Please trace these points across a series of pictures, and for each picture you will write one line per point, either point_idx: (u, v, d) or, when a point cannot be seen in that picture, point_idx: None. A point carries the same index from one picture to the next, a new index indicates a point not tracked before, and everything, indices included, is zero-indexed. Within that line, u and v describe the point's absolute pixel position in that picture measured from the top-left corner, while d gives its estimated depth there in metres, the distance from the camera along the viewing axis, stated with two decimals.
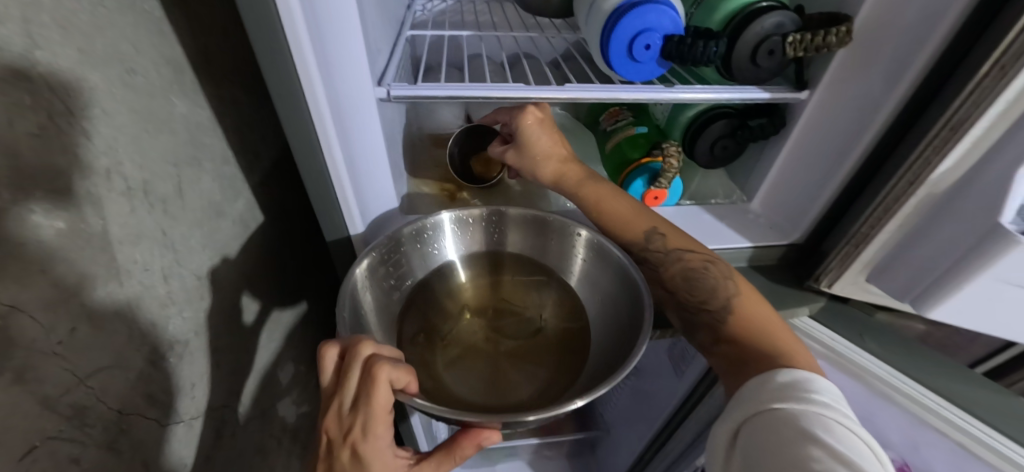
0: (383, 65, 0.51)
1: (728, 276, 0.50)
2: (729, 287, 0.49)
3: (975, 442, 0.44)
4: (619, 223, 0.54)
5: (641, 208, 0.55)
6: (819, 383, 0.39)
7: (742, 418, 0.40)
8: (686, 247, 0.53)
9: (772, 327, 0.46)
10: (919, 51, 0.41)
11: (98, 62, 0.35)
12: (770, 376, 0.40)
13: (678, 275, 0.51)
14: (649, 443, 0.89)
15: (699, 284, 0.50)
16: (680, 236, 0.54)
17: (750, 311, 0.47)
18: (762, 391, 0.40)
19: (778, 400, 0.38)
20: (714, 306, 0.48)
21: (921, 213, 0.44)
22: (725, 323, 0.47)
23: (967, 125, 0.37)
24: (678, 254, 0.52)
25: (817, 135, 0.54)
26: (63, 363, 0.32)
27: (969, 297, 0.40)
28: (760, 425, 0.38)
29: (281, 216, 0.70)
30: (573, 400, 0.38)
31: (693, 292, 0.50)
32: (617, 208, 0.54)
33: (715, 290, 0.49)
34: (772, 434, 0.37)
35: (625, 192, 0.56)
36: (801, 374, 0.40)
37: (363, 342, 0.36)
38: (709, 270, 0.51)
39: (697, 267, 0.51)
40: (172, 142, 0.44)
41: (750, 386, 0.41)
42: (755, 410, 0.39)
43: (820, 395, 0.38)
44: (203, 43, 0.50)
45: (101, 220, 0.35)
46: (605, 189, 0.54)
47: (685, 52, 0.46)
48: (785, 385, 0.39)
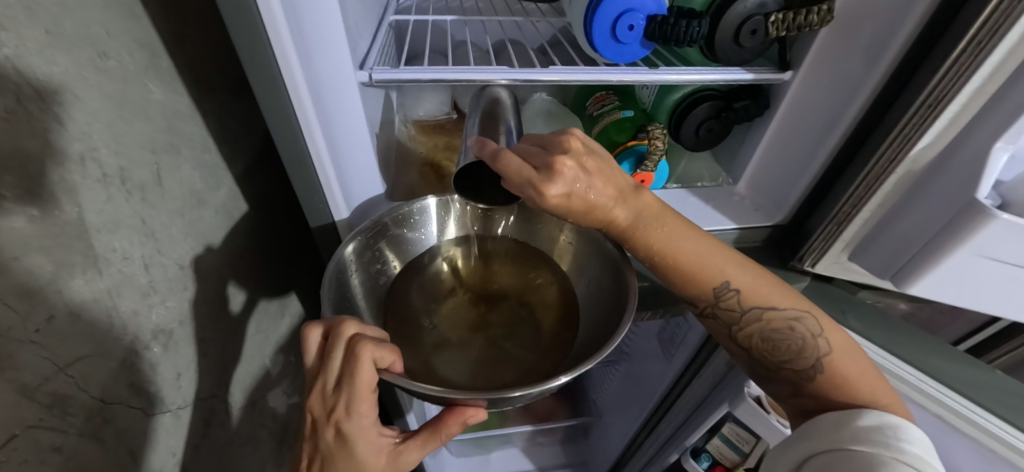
0: (364, 49, 0.51)
1: (819, 332, 0.48)
2: (820, 345, 0.48)
3: (951, 414, 0.45)
4: (691, 279, 0.50)
5: (713, 259, 0.49)
6: (911, 433, 0.41)
7: (820, 448, 0.43)
8: (767, 302, 0.50)
9: (864, 383, 0.46)
10: (900, 29, 0.41)
11: (68, 45, 0.34)
12: (858, 417, 0.43)
13: (757, 333, 0.50)
14: (640, 426, 0.91)
15: (783, 342, 0.49)
16: (757, 289, 0.50)
17: (842, 371, 0.47)
18: (845, 428, 0.43)
19: (861, 442, 0.41)
20: (800, 366, 0.48)
21: (901, 191, 0.44)
22: (811, 382, 0.48)
23: (946, 101, 0.37)
24: (757, 312, 0.49)
25: (799, 116, 0.54)
26: (41, 351, 0.31)
27: (947, 272, 0.41)
28: (835, 459, 0.41)
29: (265, 206, 0.69)
30: (558, 376, 0.38)
31: (775, 351, 0.49)
32: (686, 264, 0.49)
33: (801, 348, 0.48)
34: (844, 466, 0.40)
35: (695, 239, 0.50)
36: (892, 424, 0.41)
37: (347, 322, 0.36)
38: (795, 328, 0.49)
39: (781, 326, 0.49)
40: (149, 129, 0.43)
41: (830, 422, 0.44)
42: (836, 443, 0.42)
43: (910, 445, 0.39)
44: (179, 27, 0.49)
45: (77, 207, 0.34)
46: (675, 250, 0.48)
47: (668, 32, 0.46)
48: (870, 427, 0.42)
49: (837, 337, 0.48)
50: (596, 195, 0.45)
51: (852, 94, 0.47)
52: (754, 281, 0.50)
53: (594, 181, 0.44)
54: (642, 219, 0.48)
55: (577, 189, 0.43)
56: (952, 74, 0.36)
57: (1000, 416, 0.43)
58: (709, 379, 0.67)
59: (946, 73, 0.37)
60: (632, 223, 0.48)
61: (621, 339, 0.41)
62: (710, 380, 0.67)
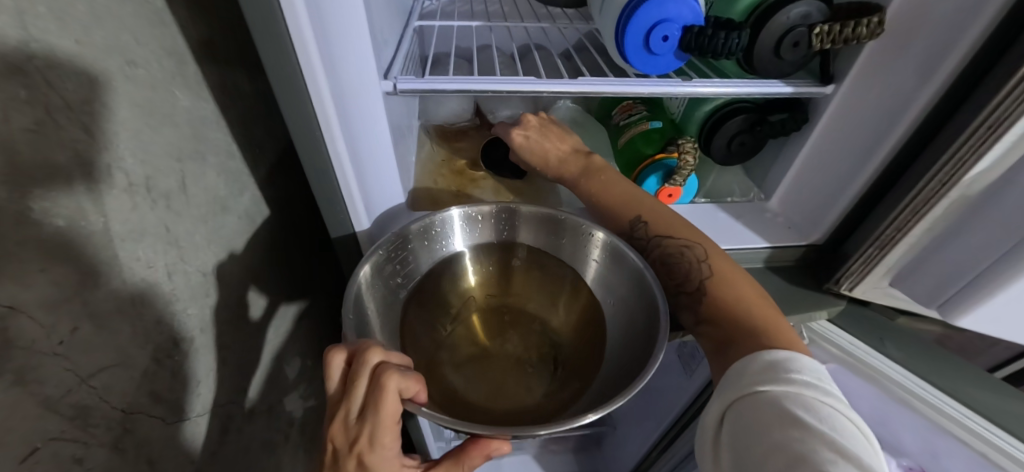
0: (390, 58, 0.50)
1: (705, 258, 0.50)
2: (703, 270, 0.49)
3: (1000, 454, 0.43)
4: (605, 209, 0.55)
5: (631, 193, 0.55)
6: (802, 361, 0.39)
7: (730, 400, 0.40)
8: (667, 231, 0.53)
9: (750, 306, 0.46)
10: (957, 44, 0.38)
11: (97, 55, 0.34)
12: (752, 357, 0.40)
13: (657, 259, 0.52)
14: (656, 441, 0.88)
15: (676, 266, 0.51)
16: (664, 219, 0.53)
17: (725, 292, 0.47)
18: (745, 372, 0.40)
19: (764, 383, 0.38)
20: (689, 289, 0.50)
21: (953, 215, 0.41)
22: (703, 305, 0.48)
23: (1007, 124, 0.34)
24: (657, 240, 0.53)
25: (842, 131, 0.51)
26: (65, 364, 0.31)
27: (1008, 301, 0.39)
28: (748, 408, 0.38)
29: (287, 210, 0.69)
30: (586, 414, 0.37)
31: (670, 275, 0.51)
32: (610, 194, 0.55)
33: (690, 272, 0.50)
34: (760, 414, 0.36)
35: (621, 177, 0.57)
36: (786, 353, 0.40)
37: (372, 348, 0.36)
38: (685, 254, 0.51)
39: (673, 252, 0.51)
40: (175, 136, 0.43)
41: (734, 370, 0.41)
42: (742, 392, 0.39)
43: (803, 374, 0.38)
44: (206, 33, 0.49)
45: (102, 218, 0.34)
46: (600, 178, 0.56)
47: (705, 43, 0.44)
48: (769, 365, 0.39)
49: (727, 266, 0.50)
50: (548, 147, 0.59)
51: (900, 111, 0.44)
52: (665, 215, 0.53)
53: (545, 136, 0.59)
54: (588, 172, 0.57)
55: (534, 136, 0.59)
56: (1017, 95, 0.33)
57: None
58: None
59: (1008, 95, 0.34)
60: (576, 172, 0.58)
61: (656, 368, 0.40)
62: None
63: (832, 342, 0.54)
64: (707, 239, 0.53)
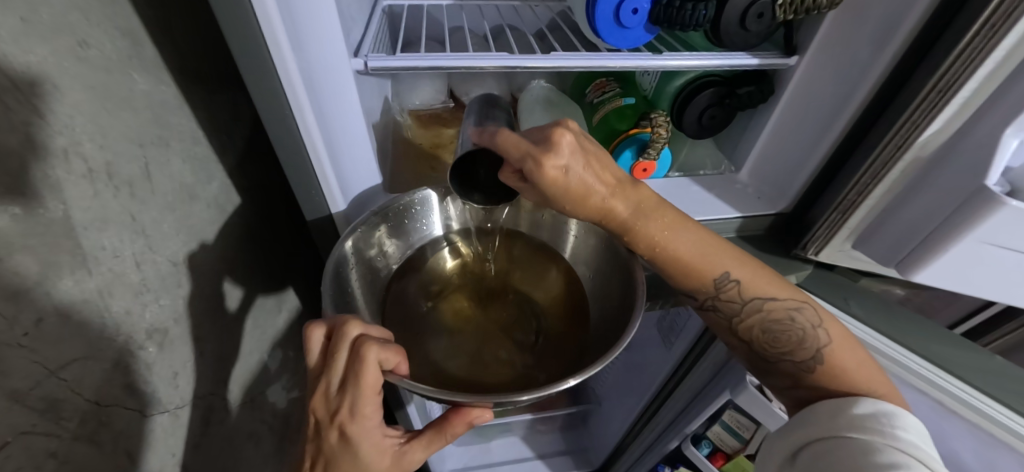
0: (359, 36, 0.49)
1: (818, 323, 0.48)
2: (820, 336, 0.48)
3: (952, 399, 0.45)
4: (691, 272, 0.49)
5: (711, 249, 0.49)
6: (907, 421, 0.42)
7: (815, 437, 0.44)
8: (767, 294, 0.50)
9: (862, 372, 0.46)
10: (908, 12, 0.40)
11: (45, 33, 0.32)
12: (851, 404, 0.44)
13: (758, 325, 0.50)
14: (640, 413, 0.91)
15: (783, 334, 0.49)
16: (757, 280, 0.50)
17: (841, 364, 0.47)
18: (839, 415, 0.44)
19: (858, 431, 0.42)
20: (799, 357, 0.49)
21: (909, 177, 0.44)
22: (811, 375, 0.48)
23: (956, 87, 0.37)
24: (758, 304, 0.50)
25: (805, 102, 0.53)
26: (31, 356, 0.30)
27: (954, 260, 0.41)
28: (833, 446, 0.42)
29: (259, 199, 0.67)
30: (564, 379, 0.37)
31: (775, 342, 0.49)
32: (687, 251, 0.48)
33: (801, 340, 0.48)
34: (842, 454, 0.41)
35: (693, 225, 0.49)
36: (888, 412, 0.42)
37: (351, 322, 0.35)
38: (795, 318, 0.49)
39: (782, 318, 0.49)
40: (135, 121, 0.42)
41: (824, 410, 0.45)
42: (831, 432, 0.43)
43: (904, 432, 0.41)
44: (162, 13, 0.47)
45: (62, 205, 0.33)
46: (674, 235, 0.48)
47: (673, 15, 0.44)
48: (866, 416, 0.42)
49: (837, 330, 0.48)
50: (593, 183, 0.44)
51: (857, 79, 0.46)
52: (757, 275, 0.50)
53: (587, 168, 0.43)
54: (642, 212, 0.46)
55: (574, 173, 0.42)
56: (963, 60, 0.36)
57: (1007, 405, 0.43)
58: (707, 368, 0.67)
59: (956, 59, 0.36)
60: (630, 213, 0.46)
61: (632, 335, 0.41)
62: (712, 366, 0.66)
63: None
64: (805, 294, 0.51)
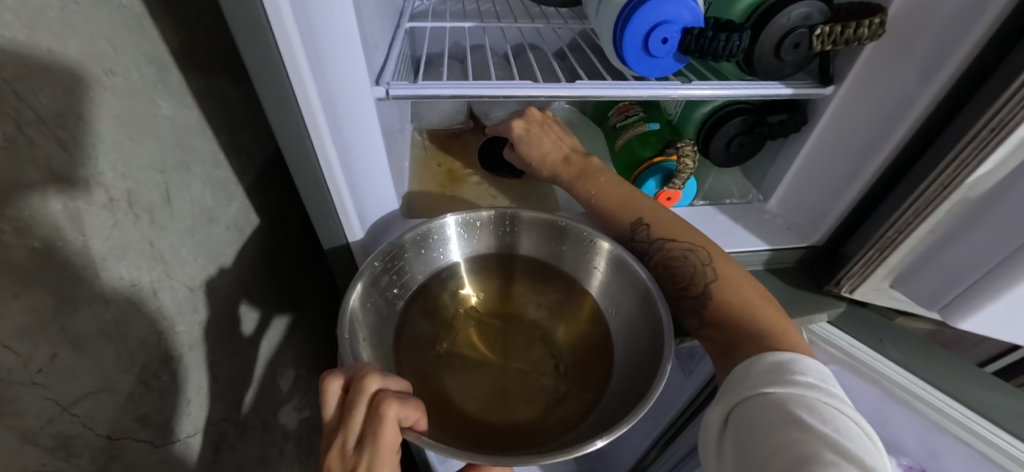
0: (381, 61, 0.49)
1: (708, 261, 0.49)
2: (707, 273, 0.49)
3: (997, 453, 0.43)
4: (603, 211, 0.55)
5: (629, 193, 0.55)
6: (806, 364, 0.39)
7: (731, 404, 0.40)
8: (668, 234, 0.52)
9: (754, 306, 0.46)
10: (959, 45, 0.37)
11: (71, 64, 0.32)
12: (758, 359, 0.40)
13: (660, 261, 0.52)
14: (655, 442, 0.88)
15: (677, 270, 0.50)
16: (664, 221, 0.53)
17: (728, 297, 0.47)
18: (748, 374, 0.40)
19: (768, 384, 0.38)
20: (693, 293, 0.49)
21: (955, 218, 0.41)
22: (706, 309, 0.48)
23: (1011, 126, 0.34)
24: (659, 243, 0.52)
25: (840, 133, 0.51)
26: (45, 393, 0.29)
27: (1008, 302, 0.39)
28: (752, 409, 0.37)
29: (277, 218, 0.67)
30: (592, 441, 0.36)
31: (674, 279, 0.51)
32: (604, 195, 0.55)
33: (693, 276, 0.50)
34: (761, 418, 0.36)
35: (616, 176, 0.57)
36: (789, 356, 0.40)
37: (369, 376, 0.34)
38: (689, 257, 0.50)
39: (676, 255, 0.51)
40: (158, 147, 0.42)
41: (736, 372, 0.41)
42: (744, 394, 0.39)
43: (805, 376, 0.38)
44: (188, 37, 0.47)
45: (82, 237, 0.32)
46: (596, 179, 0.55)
47: (705, 46, 0.43)
48: (772, 368, 0.39)
49: (728, 267, 0.49)
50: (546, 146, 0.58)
51: (900, 112, 0.44)
52: (664, 216, 0.53)
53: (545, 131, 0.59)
54: (586, 174, 0.56)
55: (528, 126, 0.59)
56: (1019, 99, 0.33)
57: None
58: None
59: (1011, 97, 0.34)
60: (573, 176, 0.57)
61: (663, 384, 0.40)
62: None
63: (835, 345, 0.54)
64: (709, 240, 0.52)
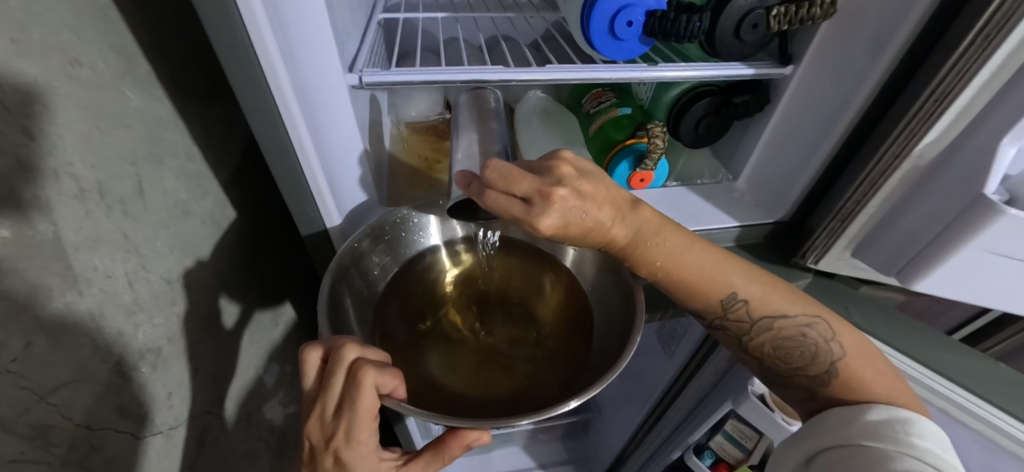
0: (354, 51, 0.49)
1: (830, 336, 0.47)
2: (832, 349, 0.47)
3: (955, 408, 0.45)
4: (694, 292, 0.48)
5: (716, 268, 0.48)
6: (923, 426, 0.41)
7: (830, 444, 0.44)
8: (776, 311, 0.48)
9: (877, 382, 0.45)
10: (902, 24, 0.40)
11: (34, 53, 0.31)
12: (867, 410, 0.43)
13: (769, 341, 0.48)
14: (639, 423, 0.90)
15: (794, 349, 0.48)
16: (767, 296, 0.48)
17: (859, 374, 0.46)
18: (853, 423, 0.43)
19: (874, 439, 0.41)
20: (813, 372, 0.47)
21: (906, 187, 0.44)
22: (824, 388, 0.47)
23: (952, 97, 0.37)
24: (768, 322, 0.48)
25: (801, 113, 0.54)
26: (21, 382, 0.29)
27: (955, 268, 0.41)
28: (848, 455, 0.42)
29: (255, 213, 0.67)
30: (567, 401, 0.38)
31: (786, 358, 0.48)
32: (685, 274, 0.47)
33: (814, 354, 0.47)
34: (855, 464, 0.41)
35: (699, 241, 0.48)
36: (905, 417, 0.42)
37: (347, 345, 0.35)
38: (807, 334, 0.47)
39: (793, 334, 0.48)
40: (128, 139, 0.41)
41: (839, 416, 0.44)
42: (845, 440, 0.43)
43: (919, 439, 0.40)
44: (155, 29, 0.46)
45: (52, 226, 0.32)
46: (672, 255, 0.46)
47: (668, 28, 0.45)
48: (879, 423, 0.42)
49: (850, 341, 0.47)
50: (584, 223, 0.42)
51: (854, 89, 0.46)
52: (762, 288, 0.48)
53: (588, 212, 0.41)
54: (647, 242, 0.45)
55: (572, 217, 0.40)
56: (960, 67, 0.36)
57: (1006, 409, 0.42)
58: (708, 377, 0.66)
59: (953, 66, 0.36)
60: (632, 242, 0.45)
61: (634, 351, 0.41)
62: (713, 375, 0.65)
63: None
64: (817, 306, 0.49)
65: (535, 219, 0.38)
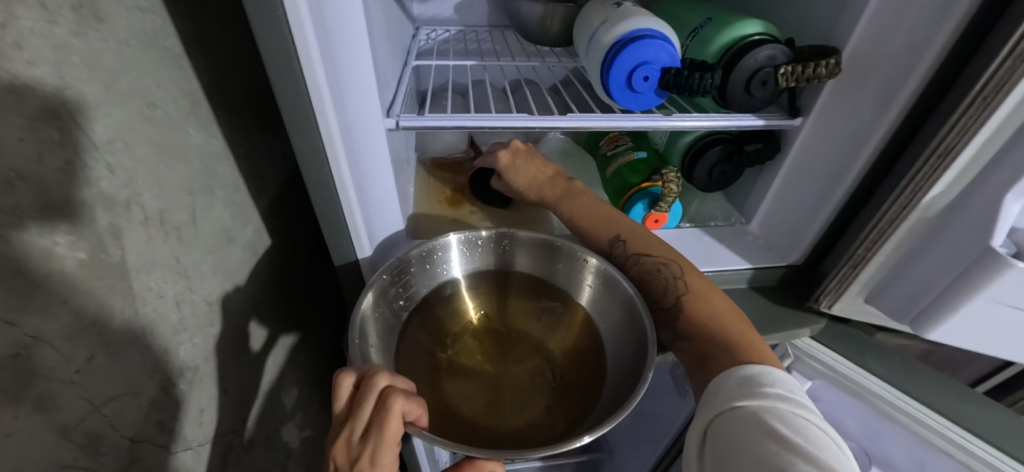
0: (392, 96, 0.53)
1: (680, 275, 0.52)
2: (679, 286, 0.52)
3: (979, 461, 0.46)
4: (585, 233, 0.58)
5: (611, 216, 0.58)
6: (773, 375, 0.41)
7: (709, 420, 0.41)
8: (641, 249, 0.55)
9: (725, 320, 0.48)
10: (906, 83, 0.43)
11: (121, 99, 0.36)
12: (731, 373, 0.42)
13: (635, 276, 0.55)
14: (653, 466, 0.88)
15: (653, 282, 0.53)
16: (642, 239, 0.56)
17: (698, 307, 0.50)
18: (723, 388, 0.41)
19: (739, 398, 0.39)
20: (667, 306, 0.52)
21: (915, 236, 0.45)
22: (680, 324, 0.50)
23: (955, 152, 0.39)
24: (635, 259, 0.55)
25: (810, 160, 0.56)
26: (82, 392, 0.32)
27: (966, 318, 0.41)
28: (727, 424, 0.39)
29: (288, 240, 0.71)
30: (581, 436, 0.39)
31: (650, 294, 0.53)
32: (588, 216, 0.58)
33: (667, 288, 0.52)
34: (738, 431, 0.37)
35: (602, 201, 0.60)
36: (756, 367, 0.41)
37: (379, 373, 0.37)
38: (662, 271, 0.53)
39: (651, 269, 0.54)
40: (187, 172, 0.46)
41: (713, 385, 0.42)
42: (720, 409, 0.40)
43: (775, 387, 0.39)
44: (216, 73, 0.52)
45: (120, 250, 0.36)
46: (582, 203, 0.58)
47: (682, 83, 0.48)
48: (744, 381, 0.40)
49: (699, 281, 0.52)
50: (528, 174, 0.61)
51: (862, 141, 0.49)
52: (641, 233, 0.56)
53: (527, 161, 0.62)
54: (567, 195, 0.59)
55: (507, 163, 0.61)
56: (961, 126, 0.38)
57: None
58: None
59: (954, 126, 0.38)
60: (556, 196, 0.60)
61: (646, 387, 0.42)
62: None
63: (816, 359, 0.57)
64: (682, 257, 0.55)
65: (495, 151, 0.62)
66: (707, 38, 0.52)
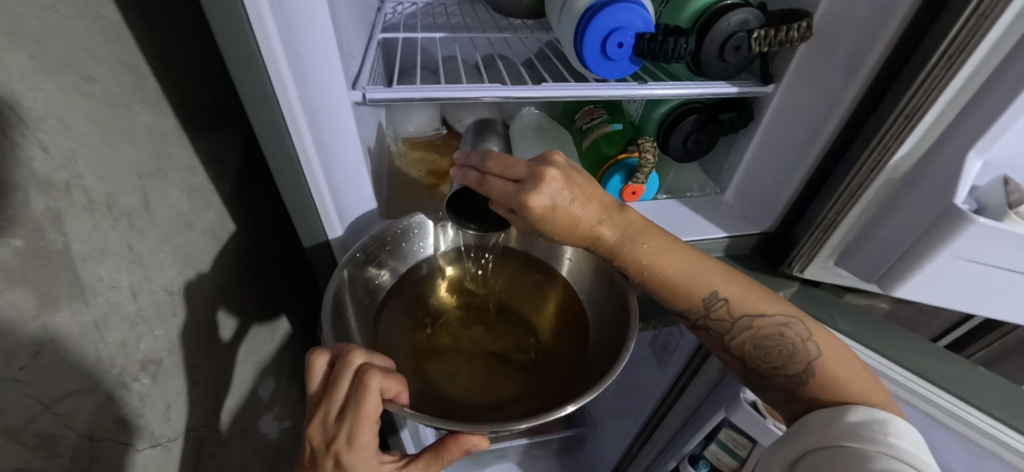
0: (357, 69, 0.50)
1: (808, 336, 0.48)
2: (809, 349, 0.48)
3: (940, 411, 0.47)
4: (680, 292, 0.50)
5: (698, 270, 0.50)
6: (898, 427, 0.41)
7: (809, 448, 0.44)
8: (757, 310, 0.50)
9: (863, 388, 0.45)
10: (874, 46, 0.43)
11: (52, 70, 0.33)
12: (844, 412, 0.44)
13: (750, 341, 0.50)
14: (634, 436, 0.90)
15: (773, 348, 0.49)
16: (745, 298, 0.50)
17: (837, 374, 0.46)
18: (835, 424, 0.43)
19: (852, 440, 0.41)
20: (792, 371, 0.48)
21: (883, 198, 0.46)
22: (802, 387, 0.48)
23: (921, 113, 0.39)
24: (747, 320, 0.50)
25: (783, 127, 0.57)
26: (27, 390, 0.30)
27: (931, 275, 0.43)
28: (828, 456, 0.42)
29: (253, 227, 0.67)
30: (564, 406, 0.39)
31: (767, 358, 0.49)
32: (675, 274, 0.50)
33: (792, 353, 0.48)
34: (835, 464, 0.40)
35: (679, 241, 0.50)
36: (883, 415, 0.42)
37: (354, 351, 0.36)
38: (786, 333, 0.49)
39: (772, 332, 0.49)
40: (135, 153, 0.42)
41: (821, 417, 0.45)
42: (825, 442, 0.43)
43: (899, 439, 0.40)
44: (162, 46, 0.48)
45: (63, 237, 0.33)
46: (661, 256, 0.49)
47: (656, 49, 0.47)
48: (860, 424, 0.42)
49: (828, 341, 0.48)
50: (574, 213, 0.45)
51: (832, 106, 0.49)
52: (743, 290, 0.50)
53: (576, 195, 0.44)
54: (632, 239, 0.48)
55: (562, 201, 0.43)
56: (927, 86, 0.38)
57: (987, 412, 0.44)
58: (703, 385, 0.67)
59: (920, 86, 0.39)
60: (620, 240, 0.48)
61: (628, 356, 0.42)
62: (705, 387, 0.66)
63: None
64: (796, 309, 0.50)
65: (539, 178, 0.42)
66: (680, 4, 0.51)
